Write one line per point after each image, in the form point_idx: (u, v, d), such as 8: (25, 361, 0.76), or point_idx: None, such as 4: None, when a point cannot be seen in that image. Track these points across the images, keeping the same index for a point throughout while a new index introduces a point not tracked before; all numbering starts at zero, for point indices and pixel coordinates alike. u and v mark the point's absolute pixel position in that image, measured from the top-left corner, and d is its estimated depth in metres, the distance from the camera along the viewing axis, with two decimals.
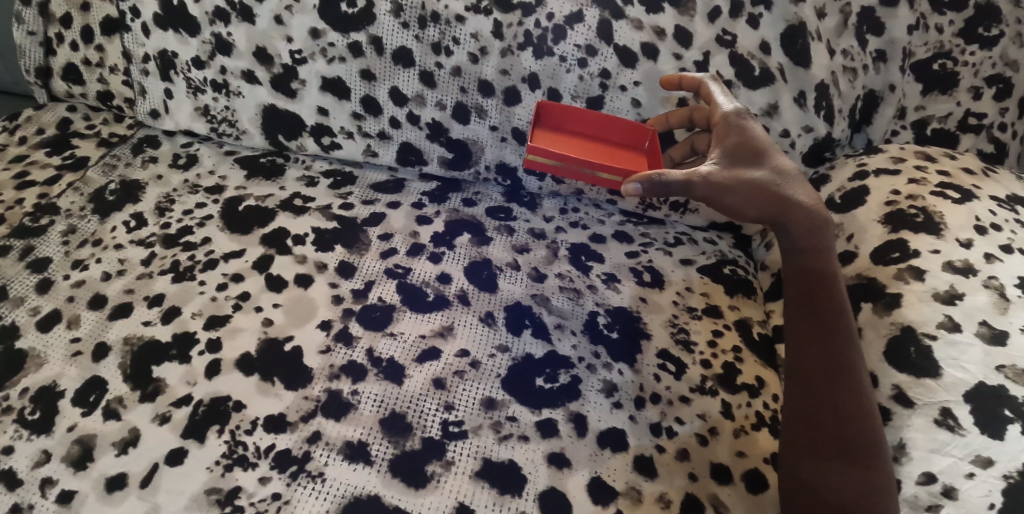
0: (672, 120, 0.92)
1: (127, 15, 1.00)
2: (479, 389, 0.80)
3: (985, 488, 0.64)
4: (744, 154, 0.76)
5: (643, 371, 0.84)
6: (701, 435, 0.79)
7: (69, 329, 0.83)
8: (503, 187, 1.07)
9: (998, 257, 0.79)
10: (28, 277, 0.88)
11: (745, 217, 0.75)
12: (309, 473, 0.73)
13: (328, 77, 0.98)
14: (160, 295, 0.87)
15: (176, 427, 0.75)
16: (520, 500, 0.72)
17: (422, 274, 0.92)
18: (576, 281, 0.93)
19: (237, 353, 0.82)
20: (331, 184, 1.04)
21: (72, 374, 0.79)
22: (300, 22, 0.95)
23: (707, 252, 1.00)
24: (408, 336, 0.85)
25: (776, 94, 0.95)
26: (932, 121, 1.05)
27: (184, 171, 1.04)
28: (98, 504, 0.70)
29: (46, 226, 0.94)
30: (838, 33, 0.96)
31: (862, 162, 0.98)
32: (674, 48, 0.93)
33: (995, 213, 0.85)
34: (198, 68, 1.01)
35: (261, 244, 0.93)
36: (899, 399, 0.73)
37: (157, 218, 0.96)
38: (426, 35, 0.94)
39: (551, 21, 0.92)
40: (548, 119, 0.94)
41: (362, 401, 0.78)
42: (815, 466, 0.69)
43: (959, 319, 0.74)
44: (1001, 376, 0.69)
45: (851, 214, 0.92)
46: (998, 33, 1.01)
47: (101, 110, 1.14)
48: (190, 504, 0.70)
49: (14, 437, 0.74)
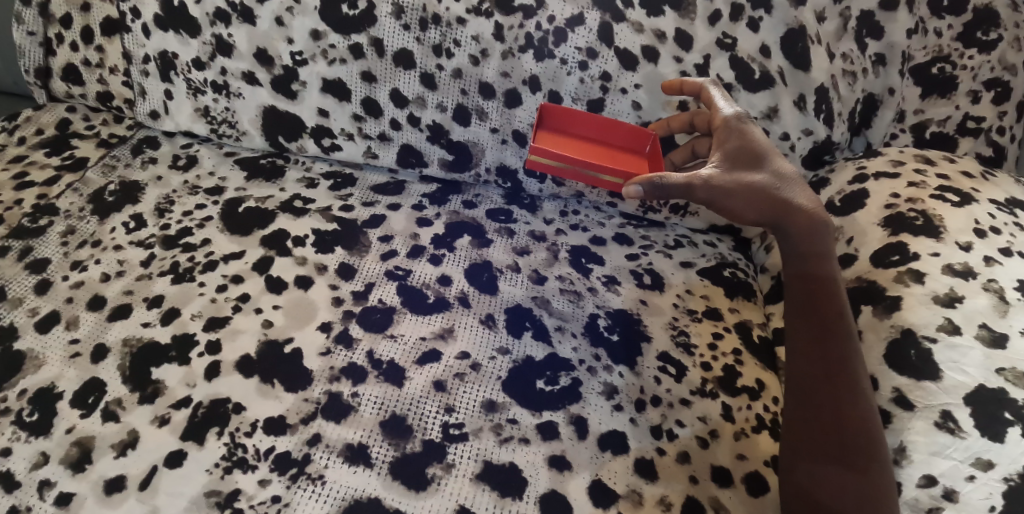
0: (673, 125, 0.92)
1: (128, 16, 1.00)
2: (479, 392, 0.80)
3: (985, 491, 0.64)
4: (744, 158, 0.76)
5: (643, 373, 0.84)
6: (701, 438, 0.78)
7: (69, 330, 0.83)
8: (503, 189, 1.07)
9: (998, 260, 0.80)
10: (27, 278, 0.87)
11: (746, 220, 0.75)
12: (308, 475, 0.72)
13: (329, 78, 0.98)
14: (160, 296, 0.87)
15: (175, 429, 0.75)
16: (520, 503, 0.71)
17: (422, 276, 0.92)
18: (576, 284, 0.93)
19: (237, 355, 0.81)
20: (332, 185, 1.04)
21: (71, 376, 0.79)
22: (301, 24, 0.95)
23: (707, 254, 1.00)
24: (409, 338, 0.85)
25: (776, 97, 0.95)
26: (932, 124, 1.05)
27: (184, 172, 1.04)
28: (96, 507, 0.70)
29: (44, 226, 0.93)
30: (838, 36, 0.97)
31: (861, 165, 0.98)
32: (674, 51, 0.93)
33: (994, 216, 0.86)
34: (198, 69, 1.01)
35: (261, 245, 0.93)
36: (899, 402, 0.73)
37: (156, 219, 0.96)
38: (427, 38, 0.94)
39: (553, 24, 0.92)
40: (550, 121, 0.94)
41: (363, 404, 0.78)
42: (814, 470, 0.70)
43: (959, 322, 0.74)
44: (1000, 380, 0.69)
45: (851, 218, 0.92)
46: (997, 37, 1.01)
47: (101, 111, 1.14)
48: (189, 506, 0.70)
49: (12, 439, 0.74)
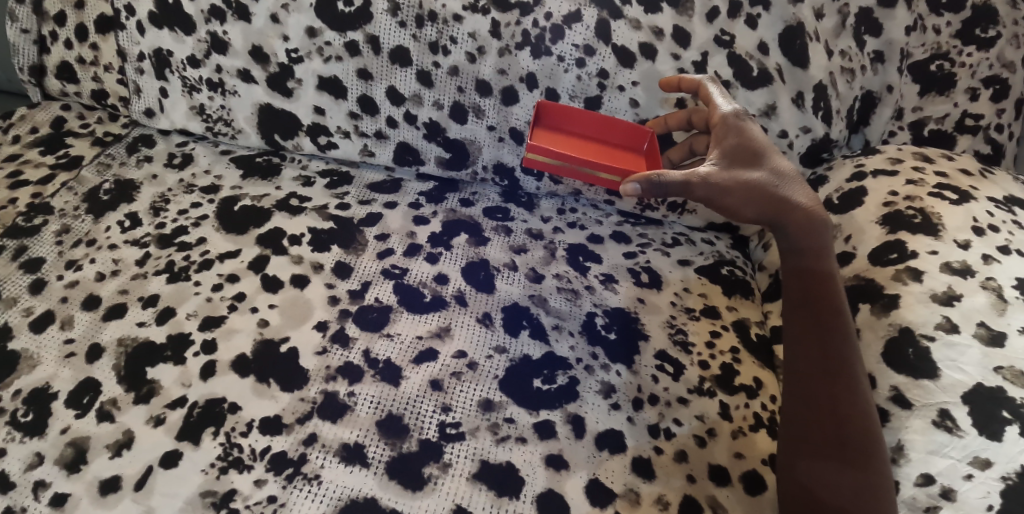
0: (671, 123, 0.92)
1: (123, 13, 0.99)
2: (476, 391, 0.80)
3: (983, 490, 0.64)
4: (743, 155, 0.76)
5: (641, 372, 0.83)
6: (699, 436, 0.78)
7: (63, 330, 0.82)
8: (501, 187, 1.07)
9: (996, 258, 0.79)
10: (21, 278, 0.87)
11: (744, 218, 0.75)
12: (304, 475, 0.72)
13: (325, 76, 0.98)
14: (155, 296, 0.86)
15: (171, 429, 0.75)
16: (518, 503, 0.71)
17: (419, 275, 0.91)
18: (573, 282, 0.92)
19: (232, 354, 0.81)
20: (328, 184, 1.03)
21: (66, 376, 0.78)
22: (296, 21, 0.94)
23: (705, 252, 1.00)
24: (406, 337, 0.84)
25: (774, 94, 0.95)
26: (930, 122, 1.05)
27: (180, 170, 1.03)
28: (91, 507, 0.69)
29: (39, 226, 0.93)
30: (836, 33, 0.96)
31: (860, 162, 0.98)
32: (672, 48, 0.93)
33: (992, 214, 0.85)
34: (194, 67, 1.00)
35: (257, 244, 0.92)
36: (897, 400, 0.73)
37: (151, 218, 0.95)
38: (423, 35, 0.93)
39: (550, 21, 0.92)
40: (548, 119, 0.94)
41: (359, 403, 0.78)
42: (812, 467, 0.69)
43: (957, 320, 0.74)
44: (999, 378, 0.69)
45: (849, 216, 0.92)
46: (995, 34, 1.01)
47: (96, 109, 1.13)
48: (185, 507, 0.69)
49: (6, 440, 0.73)
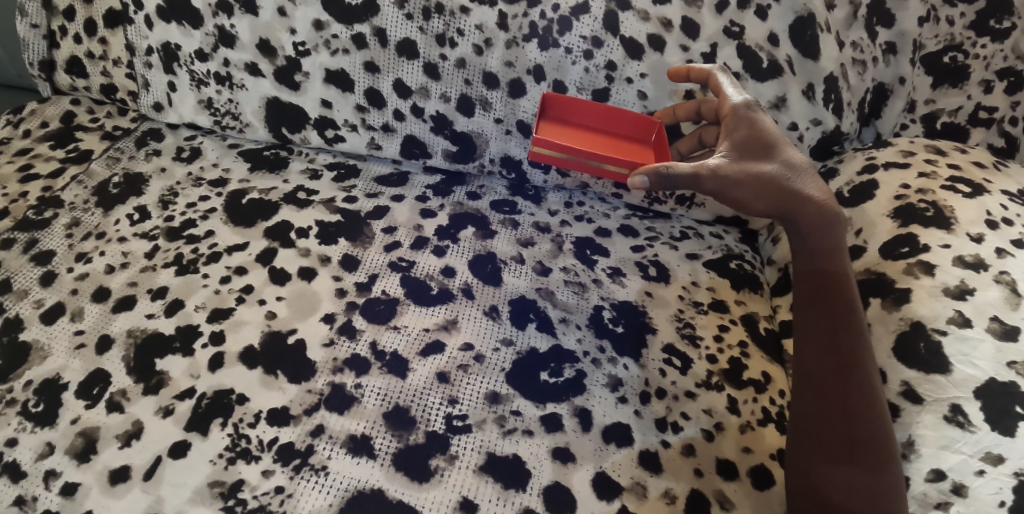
0: (679, 114, 0.92)
1: (131, 7, 0.99)
2: (483, 384, 0.79)
3: (995, 486, 0.63)
4: (754, 147, 0.75)
5: (648, 366, 0.83)
6: (706, 431, 0.78)
7: (73, 321, 0.83)
8: (508, 180, 1.06)
9: (1009, 252, 0.78)
10: (31, 270, 0.87)
11: (753, 211, 0.74)
12: (311, 466, 0.72)
13: (332, 69, 0.98)
14: (164, 288, 0.87)
15: (179, 420, 0.75)
16: (524, 495, 0.71)
17: (426, 267, 0.91)
18: (581, 276, 0.92)
19: (241, 346, 0.81)
20: (335, 177, 1.03)
21: (76, 367, 0.79)
22: (303, 14, 0.94)
23: (713, 246, 1.00)
24: (413, 329, 0.84)
25: (784, 86, 0.94)
26: (943, 115, 1.03)
27: (188, 163, 1.04)
28: (102, 498, 0.70)
29: (49, 219, 0.94)
30: (848, 25, 0.95)
31: (872, 155, 0.97)
32: (681, 40, 0.92)
33: (1006, 207, 0.84)
34: (201, 60, 1.00)
35: (265, 237, 0.93)
36: (908, 395, 0.72)
37: (161, 212, 0.96)
38: (430, 27, 0.93)
39: (557, 12, 0.91)
40: (553, 112, 0.94)
41: (366, 395, 0.78)
42: (822, 469, 0.69)
43: (970, 314, 0.73)
44: (1012, 373, 0.68)
45: (860, 209, 0.91)
46: (1010, 25, 0.98)
47: (105, 103, 1.14)
48: (193, 497, 0.70)
49: (18, 430, 0.74)
